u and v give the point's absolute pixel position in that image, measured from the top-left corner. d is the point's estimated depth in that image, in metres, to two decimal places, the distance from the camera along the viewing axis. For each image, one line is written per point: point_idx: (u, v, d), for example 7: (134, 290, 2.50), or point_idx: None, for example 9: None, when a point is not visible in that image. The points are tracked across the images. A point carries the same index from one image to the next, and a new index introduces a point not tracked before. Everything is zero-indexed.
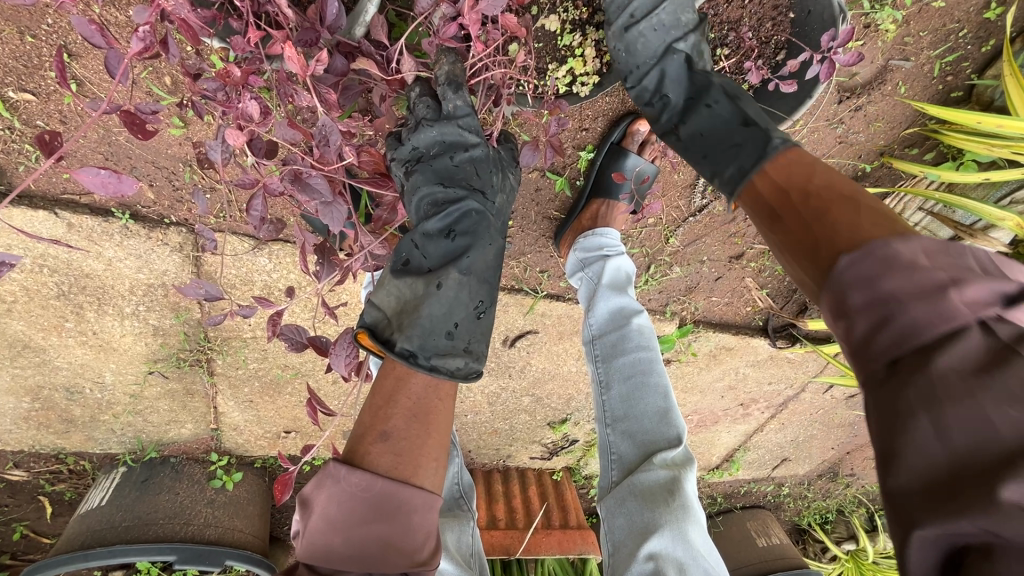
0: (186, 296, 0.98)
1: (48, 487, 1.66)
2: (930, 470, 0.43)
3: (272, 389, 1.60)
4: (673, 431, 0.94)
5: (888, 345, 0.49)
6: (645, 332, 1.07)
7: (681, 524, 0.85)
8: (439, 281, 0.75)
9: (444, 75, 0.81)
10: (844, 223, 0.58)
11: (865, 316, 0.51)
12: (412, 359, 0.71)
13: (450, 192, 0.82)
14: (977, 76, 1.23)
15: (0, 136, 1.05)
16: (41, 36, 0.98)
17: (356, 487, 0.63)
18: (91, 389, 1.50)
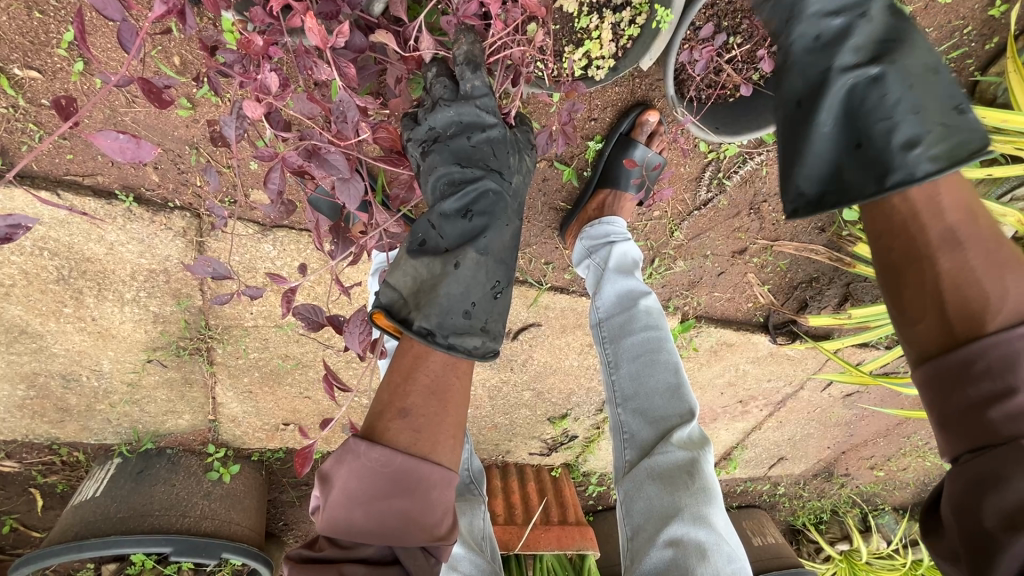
0: (196, 275, 0.98)
1: (40, 478, 1.63)
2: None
3: (272, 380, 1.59)
4: (684, 406, 0.95)
5: (1022, 407, 0.56)
6: (652, 312, 1.07)
7: (698, 502, 0.85)
8: (457, 261, 0.75)
9: (463, 54, 0.80)
10: (981, 287, 0.61)
11: (994, 381, 0.57)
12: (430, 338, 0.70)
13: (468, 172, 0.82)
14: (981, 73, 1.26)
15: (5, 114, 1.04)
16: (50, 12, 0.97)
17: (376, 462, 0.63)
18: (88, 377, 1.48)
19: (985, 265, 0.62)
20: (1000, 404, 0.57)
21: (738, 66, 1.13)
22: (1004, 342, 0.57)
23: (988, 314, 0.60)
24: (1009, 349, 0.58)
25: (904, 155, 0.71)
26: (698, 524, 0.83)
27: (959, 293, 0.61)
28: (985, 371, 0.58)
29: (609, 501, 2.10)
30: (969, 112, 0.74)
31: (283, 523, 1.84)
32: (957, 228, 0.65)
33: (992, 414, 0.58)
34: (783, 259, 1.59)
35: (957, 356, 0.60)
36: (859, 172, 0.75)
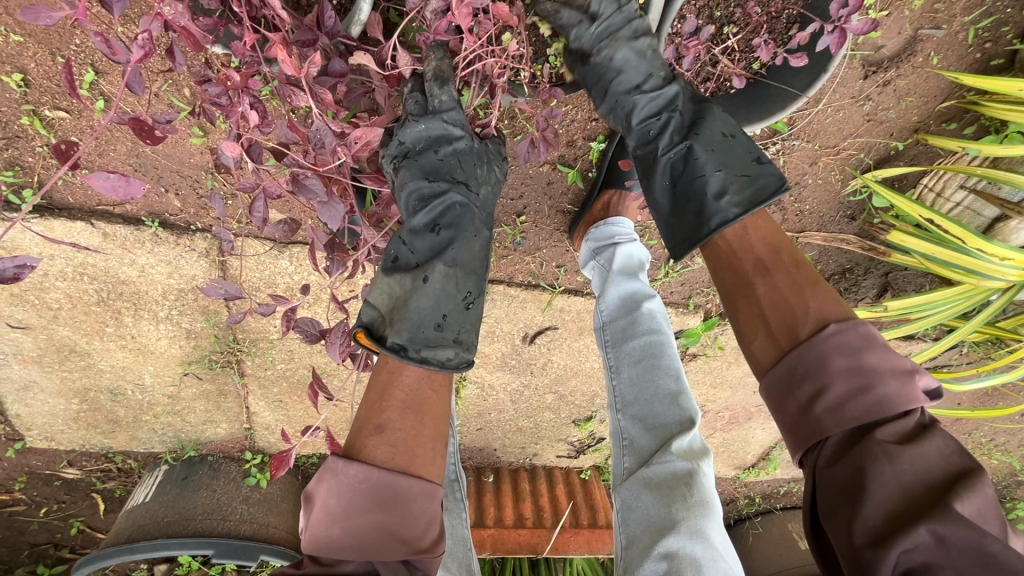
0: (208, 297, 1.05)
1: (100, 484, 1.76)
2: (894, 506, 0.58)
3: (299, 389, 1.64)
4: (685, 413, 0.91)
5: (856, 409, 0.63)
6: (655, 315, 1.05)
7: (696, 514, 0.82)
8: (425, 275, 0.77)
9: (430, 71, 0.82)
10: (806, 304, 0.69)
11: (842, 380, 0.64)
12: (402, 352, 0.72)
13: (436, 186, 0.83)
14: (1020, 41, 1.14)
15: (40, 153, 1.12)
16: (70, 56, 1.04)
17: (354, 478, 0.65)
18: (133, 390, 1.58)
19: (792, 290, 0.71)
20: (823, 399, 0.64)
21: (734, 56, 1.07)
22: (824, 337, 0.66)
23: (800, 324, 0.69)
24: (824, 352, 0.65)
25: (716, 205, 0.81)
26: (694, 538, 0.80)
27: (777, 313, 0.71)
28: (809, 375, 0.66)
29: None
30: (768, 160, 0.85)
31: None
32: (768, 261, 0.76)
33: (822, 414, 0.64)
34: (810, 251, 1.46)
35: (793, 364, 0.67)
36: (687, 219, 0.84)
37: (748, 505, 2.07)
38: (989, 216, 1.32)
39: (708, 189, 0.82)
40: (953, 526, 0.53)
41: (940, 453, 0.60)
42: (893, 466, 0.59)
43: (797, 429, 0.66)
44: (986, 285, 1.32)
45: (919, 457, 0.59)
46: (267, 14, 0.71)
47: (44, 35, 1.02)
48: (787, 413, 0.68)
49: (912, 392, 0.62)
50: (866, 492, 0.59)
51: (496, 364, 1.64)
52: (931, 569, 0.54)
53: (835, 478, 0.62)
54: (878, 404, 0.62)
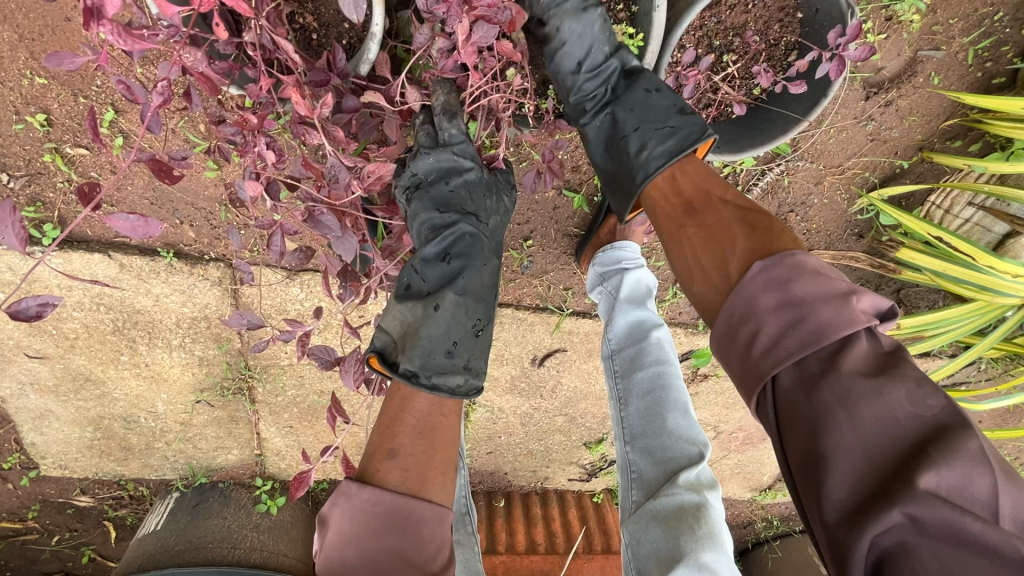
0: (231, 327, 1.08)
1: (111, 512, 1.76)
2: (860, 468, 0.53)
3: (310, 415, 1.65)
4: (695, 448, 0.91)
5: (794, 345, 0.60)
6: (663, 346, 1.05)
7: (707, 551, 0.79)
8: (437, 303, 0.78)
9: (439, 105, 0.84)
10: (734, 233, 0.72)
11: (776, 317, 0.62)
12: (414, 379, 0.74)
13: (447, 217, 0.85)
14: (1020, 60, 1.15)
15: (60, 189, 1.16)
16: (91, 96, 1.08)
17: (367, 501, 0.65)
18: (145, 418, 1.60)
19: (717, 225, 0.74)
20: (761, 342, 0.62)
21: (734, 83, 1.09)
22: (750, 275, 0.66)
23: (729, 261, 0.70)
24: (752, 294, 0.65)
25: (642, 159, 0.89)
26: (700, 571, 0.78)
27: (708, 261, 0.73)
28: (744, 321, 0.65)
29: None
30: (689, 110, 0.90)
31: None
32: (696, 203, 0.80)
33: (763, 358, 0.61)
34: None
35: (729, 310, 0.67)
36: (625, 174, 0.92)
37: (767, 529, 2.03)
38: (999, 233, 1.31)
39: (631, 147, 0.91)
40: (921, 497, 0.48)
41: (903, 398, 0.54)
42: (854, 425, 0.54)
43: (747, 378, 0.63)
44: (999, 301, 1.31)
45: (878, 408, 0.54)
46: (280, 57, 0.74)
47: (68, 77, 1.07)
48: (733, 364, 0.66)
49: (855, 314, 0.59)
50: (828, 452, 0.55)
51: (505, 388, 1.63)
52: (908, 552, 0.48)
53: (800, 442, 0.57)
54: (817, 332, 0.59)
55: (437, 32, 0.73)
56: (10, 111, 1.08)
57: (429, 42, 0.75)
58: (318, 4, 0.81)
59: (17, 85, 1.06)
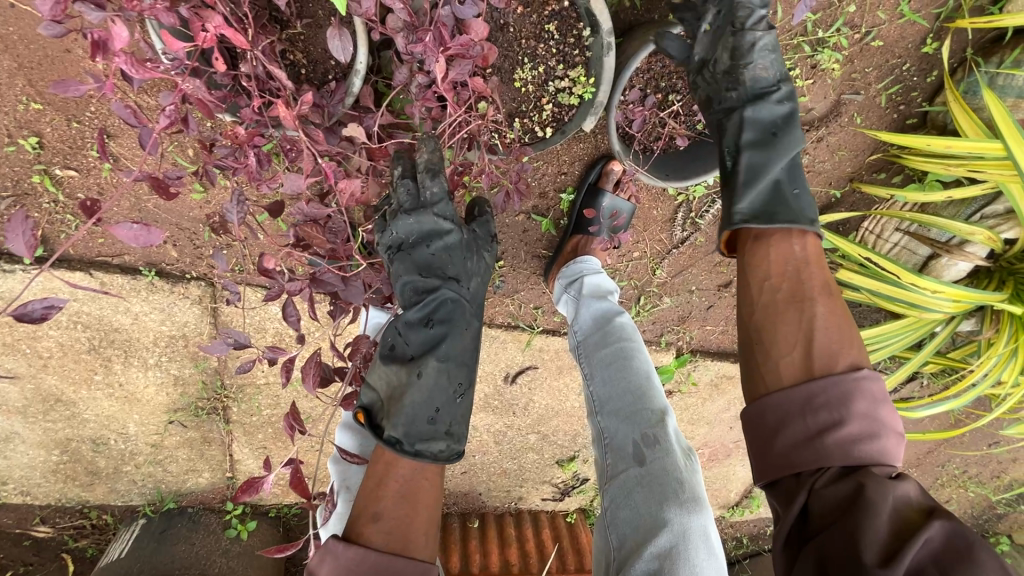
0: (215, 348, 1.08)
1: (72, 542, 1.69)
2: (893, 524, 0.58)
3: (284, 435, 1.66)
4: (659, 409, 1.00)
5: (861, 449, 0.66)
6: (627, 327, 1.15)
7: (687, 507, 0.88)
8: (419, 370, 0.85)
9: (423, 163, 0.85)
10: (849, 341, 0.73)
11: (857, 421, 0.67)
12: (397, 446, 0.82)
13: (428, 282, 0.91)
14: (928, 103, 1.31)
15: (47, 209, 1.20)
16: (85, 121, 1.15)
17: (353, 561, 0.71)
18: (115, 440, 1.59)
19: (839, 325, 0.75)
20: (834, 433, 0.67)
21: (681, 119, 1.21)
22: (858, 378, 0.69)
23: (839, 356, 0.72)
24: (849, 391, 0.69)
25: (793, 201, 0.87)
26: (691, 533, 0.86)
27: (821, 331, 0.74)
28: (829, 406, 0.68)
29: None
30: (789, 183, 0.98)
31: None
32: (825, 286, 0.80)
33: (830, 444, 0.67)
34: None
35: (818, 391, 0.69)
36: (768, 199, 0.87)
37: (737, 547, 2.08)
38: (923, 255, 1.45)
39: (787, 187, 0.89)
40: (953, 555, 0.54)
41: (923, 493, 0.62)
42: (887, 489, 0.60)
43: (798, 451, 0.68)
44: (928, 317, 1.44)
45: (907, 489, 0.61)
46: (273, 87, 0.82)
47: (62, 103, 1.13)
48: (791, 434, 0.70)
49: (900, 454, 0.68)
50: (865, 506, 0.59)
51: (478, 406, 1.69)
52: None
53: (833, 492, 0.63)
54: (880, 453, 0.66)
55: (416, 70, 0.82)
56: (2, 134, 1.13)
57: (407, 79, 0.84)
58: (307, 43, 0.89)
59: (12, 110, 1.12)
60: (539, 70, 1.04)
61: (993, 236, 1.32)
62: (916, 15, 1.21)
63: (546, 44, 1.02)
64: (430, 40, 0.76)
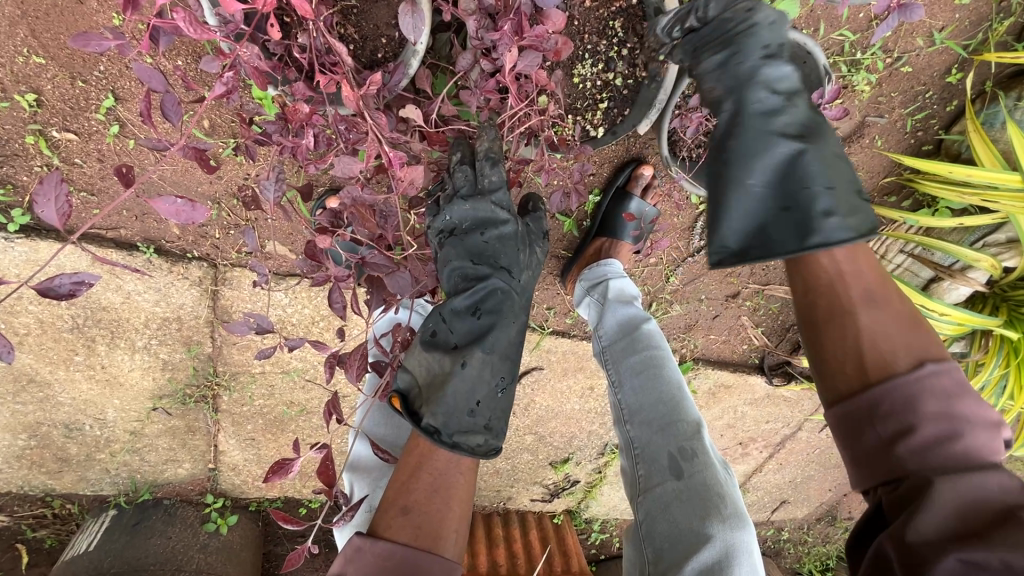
0: (237, 332, 1.00)
1: (29, 533, 1.56)
2: (956, 520, 0.55)
3: (275, 427, 1.58)
4: (692, 420, 1.03)
5: (944, 453, 0.60)
6: (654, 335, 1.17)
7: (728, 522, 0.90)
8: (464, 360, 0.80)
9: (483, 149, 0.86)
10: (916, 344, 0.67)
11: (932, 420, 0.61)
12: (435, 436, 0.76)
13: (479, 270, 0.87)
14: (945, 131, 1.35)
15: (38, 172, 1.10)
16: (92, 81, 1.06)
17: (380, 557, 0.67)
18: (91, 426, 1.47)
19: (898, 326, 0.69)
20: (909, 438, 0.62)
21: None
22: (922, 373, 0.64)
23: (896, 360, 0.66)
24: (915, 391, 0.63)
25: (822, 220, 0.70)
26: (734, 549, 0.87)
27: (871, 348, 0.68)
28: (893, 411, 0.63)
29: (613, 551, 2.05)
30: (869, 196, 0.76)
31: None
32: (874, 292, 0.72)
33: (903, 453, 0.61)
34: (773, 302, 1.67)
35: (881, 396, 0.64)
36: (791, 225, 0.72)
37: None
38: (925, 277, 1.51)
39: (817, 202, 0.71)
40: (1013, 542, 0.51)
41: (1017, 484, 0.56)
42: (950, 485, 0.57)
43: (873, 460, 0.64)
44: None
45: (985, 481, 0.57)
46: (328, 61, 0.76)
47: (67, 59, 1.03)
48: (863, 444, 0.65)
49: (997, 447, 0.61)
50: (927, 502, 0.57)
51: None
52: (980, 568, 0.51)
53: (896, 494, 0.61)
54: (966, 450, 0.60)
55: (480, 57, 0.79)
56: None
57: (470, 65, 0.80)
58: (360, 17, 0.84)
59: (9, 61, 1.02)
60: (597, 68, 1.03)
61: (996, 263, 1.37)
62: (946, 44, 1.25)
63: (607, 42, 1.01)
64: (508, 28, 0.73)
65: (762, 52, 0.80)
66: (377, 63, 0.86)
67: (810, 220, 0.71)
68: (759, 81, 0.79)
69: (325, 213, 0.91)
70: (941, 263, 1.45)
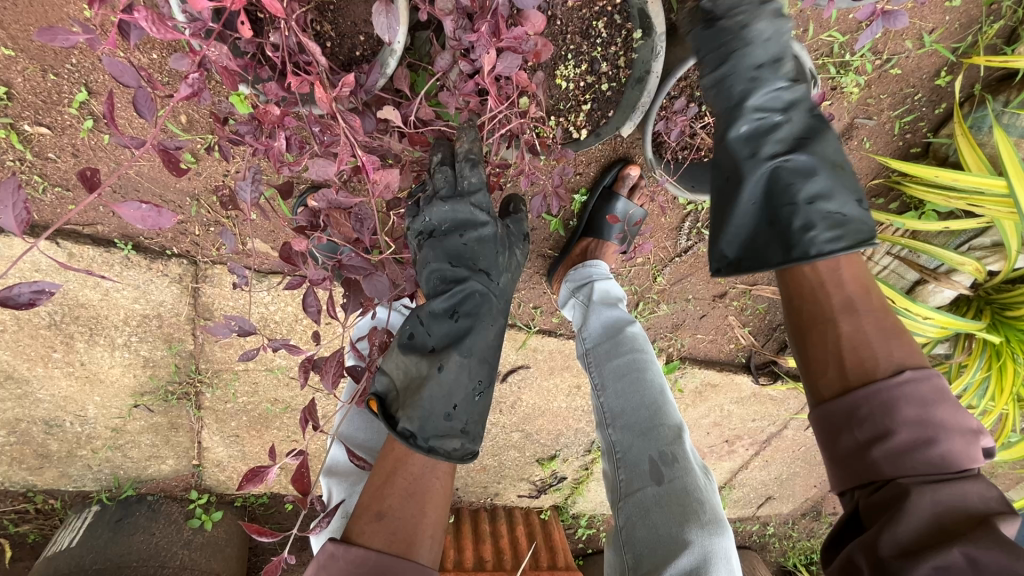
0: (216, 335, 0.98)
1: (11, 527, 1.55)
2: (929, 528, 0.58)
3: (259, 424, 1.57)
4: (674, 425, 1.02)
5: (918, 459, 0.62)
6: (637, 338, 1.17)
7: (709, 527, 0.90)
8: (441, 363, 0.79)
9: (463, 151, 0.84)
10: (895, 347, 0.68)
11: (907, 429, 0.63)
12: (411, 441, 0.75)
13: (457, 272, 0.86)
14: (933, 134, 1.35)
15: (10, 167, 1.07)
16: (64, 74, 1.03)
17: (352, 562, 0.66)
18: (72, 422, 1.46)
19: (878, 332, 0.70)
20: (885, 446, 0.63)
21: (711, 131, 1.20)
22: (902, 382, 0.64)
23: (875, 366, 0.67)
24: (894, 398, 0.64)
25: (803, 236, 0.77)
26: (713, 555, 0.87)
27: (853, 356, 0.69)
28: (872, 417, 0.65)
29: (599, 545, 2.06)
30: (864, 205, 0.80)
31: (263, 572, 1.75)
32: (857, 299, 0.73)
33: (879, 459, 0.64)
34: (761, 302, 1.67)
35: (862, 402, 0.65)
36: (775, 241, 0.79)
37: None
38: (911, 280, 1.51)
39: (802, 224, 0.78)
40: (984, 542, 0.53)
41: (990, 496, 0.59)
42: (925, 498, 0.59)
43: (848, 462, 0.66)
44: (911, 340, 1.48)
45: (963, 493, 0.59)
46: (301, 60, 0.74)
47: (38, 52, 1.00)
48: (839, 446, 0.67)
49: (974, 454, 0.62)
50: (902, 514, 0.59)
51: None
52: None
53: (875, 501, 0.62)
54: (942, 458, 0.61)
55: (459, 58, 0.77)
56: None
57: (449, 66, 0.79)
58: (337, 14, 0.82)
59: None
60: (581, 69, 1.02)
61: (980, 267, 1.37)
62: (936, 47, 1.24)
63: (591, 43, 1.00)
64: (485, 29, 0.72)
65: (768, 58, 0.86)
66: (354, 61, 0.84)
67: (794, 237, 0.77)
68: (762, 93, 0.85)
69: (303, 212, 0.89)
70: (926, 266, 1.45)
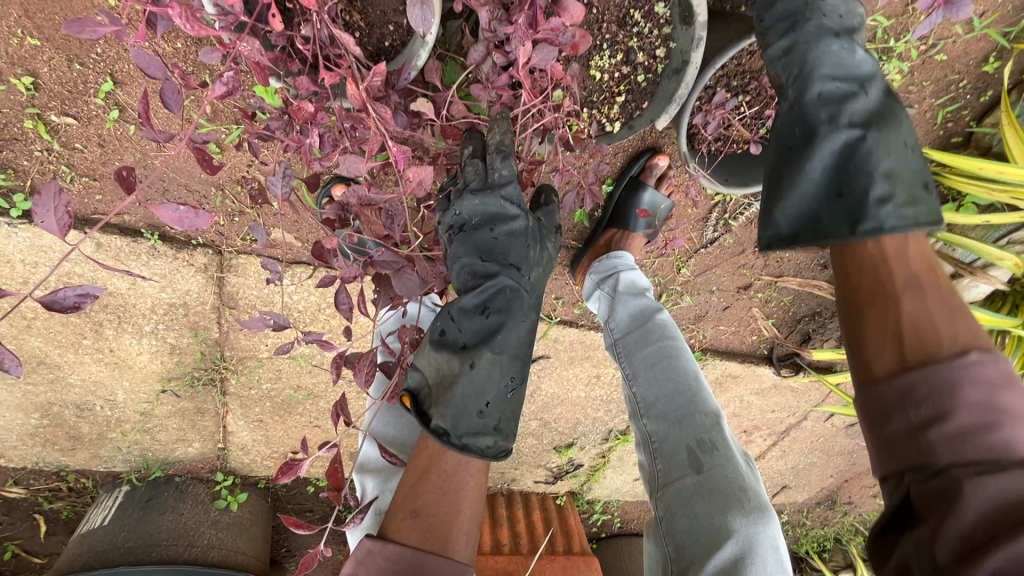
0: (253, 329, 0.99)
1: (46, 504, 1.60)
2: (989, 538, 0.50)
3: (283, 410, 1.59)
4: (711, 412, 1.02)
5: (980, 444, 0.55)
6: (668, 325, 1.15)
7: (752, 515, 0.89)
8: (472, 360, 0.78)
9: (494, 143, 0.83)
10: (962, 331, 0.61)
11: (969, 410, 0.56)
12: (444, 438, 0.75)
13: (488, 267, 0.85)
14: (976, 123, 1.30)
15: (38, 157, 1.07)
16: (89, 64, 1.02)
17: (389, 559, 0.67)
18: (101, 406, 1.49)
19: (943, 311, 0.63)
20: (943, 426, 0.57)
21: (747, 123, 1.17)
22: (965, 361, 0.58)
23: (938, 346, 0.61)
24: (955, 377, 0.58)
25: (876, 210, 0.72)
26: (758, 542, 0.87)
27: (914, 333, 0.62)
28: (929, 397, 0.58)
29: (614, 530, 2.08)
30: (935, 191, 0.76)
31: (286, 549, 1.79)
32: (918, 277, 0.67)
33: (935, 442, 0.57)
34: (787, 294, 1.63)
35: (920, 378, 0.59)
36: (831, 217, 0.76)
37: None
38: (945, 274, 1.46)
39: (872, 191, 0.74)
40: None
41: None
42: (983, 500, 0.51)
43: (900, 448, 0.59)
44: None
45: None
46: (333, 53, 0.73)
47: (63, 41, 0.99)
48: (888, 429, 0.61)
49: None
50: (956, 520, 0.52)
51: None
52: None
53: (925, 491, 0.56)
54: (1007, 445, 0.54)
55: (493, 50, 0.75)
56: None
57: (483, 58, 0.76)
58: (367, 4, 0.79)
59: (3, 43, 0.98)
60: (616, 59, 0.99)
61: (1020, 261, 1.31)
62: (986, 31, 1.18)
63: (626, 32, 0.97)
64: (523, 21, 0.70)
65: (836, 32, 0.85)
66: (384, 51, 0.82)
67: (862, 212, 0.73)
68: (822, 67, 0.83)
69: (332, 205, 0.89)
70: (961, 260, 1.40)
